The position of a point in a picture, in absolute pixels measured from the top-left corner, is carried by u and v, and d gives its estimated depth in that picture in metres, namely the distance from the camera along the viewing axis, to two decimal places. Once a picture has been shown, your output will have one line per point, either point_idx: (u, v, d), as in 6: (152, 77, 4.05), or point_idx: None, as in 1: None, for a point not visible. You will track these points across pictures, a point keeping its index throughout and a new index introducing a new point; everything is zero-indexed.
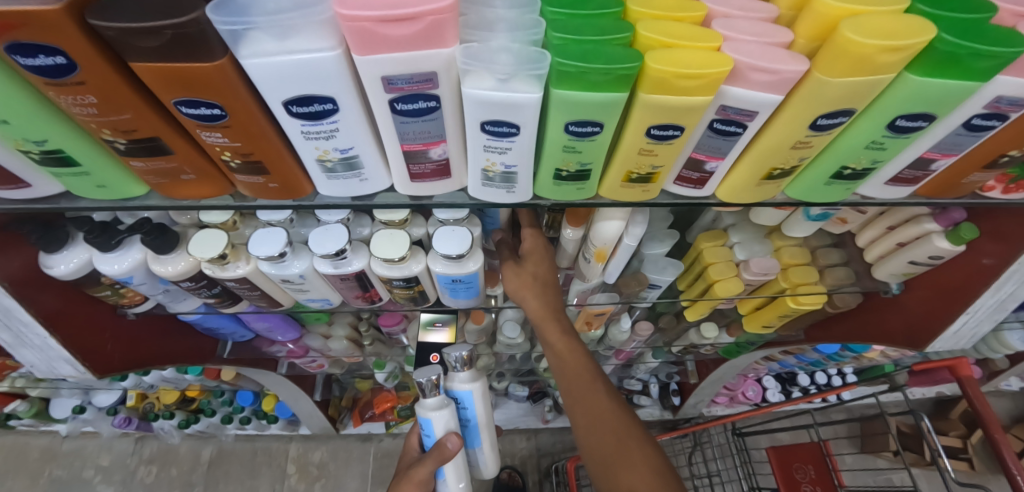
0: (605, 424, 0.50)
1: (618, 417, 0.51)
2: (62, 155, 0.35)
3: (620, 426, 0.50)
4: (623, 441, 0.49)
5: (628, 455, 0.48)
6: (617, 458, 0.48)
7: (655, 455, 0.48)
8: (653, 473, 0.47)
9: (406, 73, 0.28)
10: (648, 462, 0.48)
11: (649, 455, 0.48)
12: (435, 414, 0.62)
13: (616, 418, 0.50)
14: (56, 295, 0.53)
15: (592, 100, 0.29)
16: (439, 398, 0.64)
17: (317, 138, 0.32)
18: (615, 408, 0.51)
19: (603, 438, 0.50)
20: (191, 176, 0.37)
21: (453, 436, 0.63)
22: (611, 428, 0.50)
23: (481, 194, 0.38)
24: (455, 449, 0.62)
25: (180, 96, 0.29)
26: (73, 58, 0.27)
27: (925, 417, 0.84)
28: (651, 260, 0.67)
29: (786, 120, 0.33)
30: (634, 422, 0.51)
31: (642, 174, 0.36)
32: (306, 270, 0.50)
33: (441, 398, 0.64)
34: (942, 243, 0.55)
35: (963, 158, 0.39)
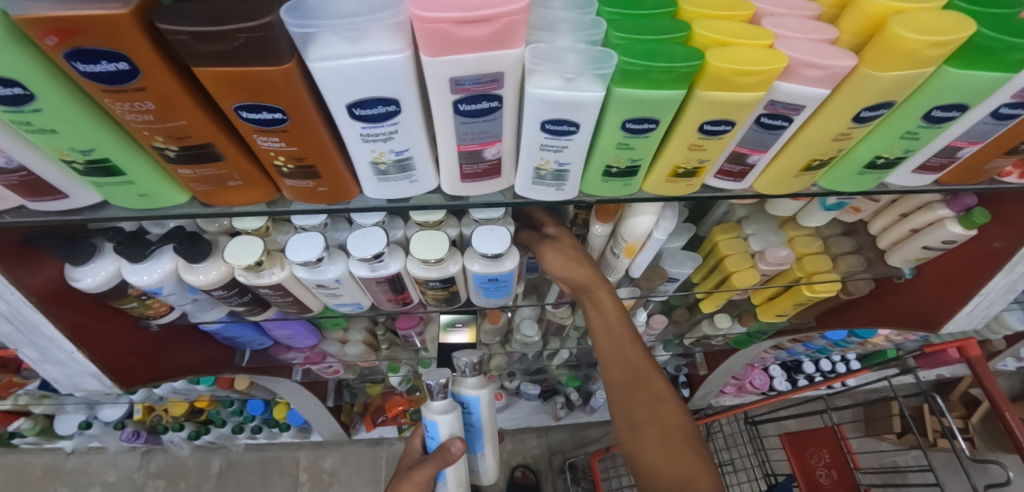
0: (638, 394, 0.52)
1: (652, 387, 0.52)
2: (107, 164, 0.34)
3: (653, 397, 0.52)
4: (655, 410, 0.51)
5: (658, 423, 0.50)
6: (647, 424, 0.51)
7: (683, 424, 0.51)
8: (681, 441, 0.50)
9: (474, 74, 0.28)
10: (678, 431, 0.50)
11: (678, 424, 0.50)
12: (442, 417, 0.63)
13: (650, 389, 0.52)
14: (82, 308, 0.53)
15: (652, 97, 0.30)
16: (446, 402, 0.64)
17: (375, 140, 0.32)
18: (650, 379, 0.53)
19: (634, 404, 0.52)
20: (238, 183, 0.37)
21: (457, 441, 0.64)
22: (644, 397, 0.52)
23: (529, 192, 0.38)
24: (458, 454, 0.63)
25: (242, 101, 0.29)
26: (136, 64, 0.27)
27: (937, 399, 0.87)
28: (670, 254, 0.69)
29: (831, 113, 0.34)
30: (669, 392, 0.52)
31: (688, 168, 0.37)
32: (342, 274, 0.49)
33: (448, 401, 0.64)
34: (955, 228, 0.57)
35: (986, 146, 0.41)
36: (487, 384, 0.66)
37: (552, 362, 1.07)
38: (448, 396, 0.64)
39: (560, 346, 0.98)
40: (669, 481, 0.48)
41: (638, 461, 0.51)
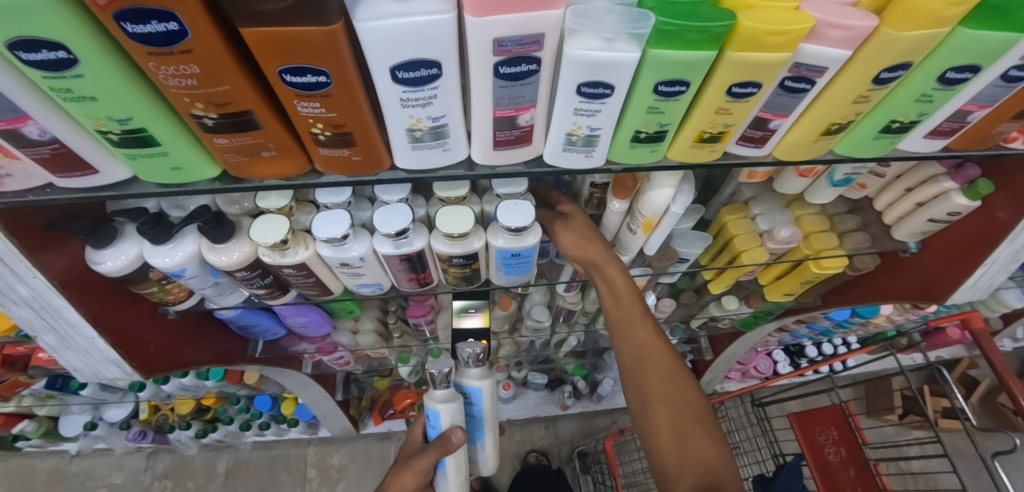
0: (651, 372, 0.53)
1: (665, 365, 0.54)
2: (143, 134, 0.35)
3: (666, 374, 0.53)
4: (668, 388, 0.52)
5: (669, 401, 0.52)
6: (659, 402, 0.52)
7: (696, 403, 0.52)
8: (692, 419, 0.50)
9: (517, 35, 0.29)
10: (690, 409, 0.51)
11: (690, 402, 0.51)
12: (443, 406, 0.63)
13: (663, 367, 0.53)
14: (102, 294, 0.52)
15: (684, 58, 0.31)
16: (448, 391, 0.65)
17: (414, 105, 0.33)
18: (661, 355, 0.54)
19: (647, 382, 0.53)
20: (273, 153, 0.38)
21: (458, 430, 0.64)
22: (656, 374, 0.53)
23: (558, 160, 0.40)
24: (459, 442, 0.64)
25: (288, 64, 0.29)
26: (186, 24, 0.27)
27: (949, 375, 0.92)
28: (680, 234, 0.70)
29: (852, 75, 0.35)
30: (681, 370, 0.53)
31: (713, 133, 0.38)
32: (366, 252, 0.50)
33: (450, 391, 0.65)
34: (960, 199, 0.59)
35: (994, 110, 0.43)
36: (489, 376, 0.66)
37: (558, 351, 1.06)
38: (450, 386, 0.65)
39: (568, 333, 0.97)
40: (679, 457, 0.49)
41: (650, 438, 0.52)
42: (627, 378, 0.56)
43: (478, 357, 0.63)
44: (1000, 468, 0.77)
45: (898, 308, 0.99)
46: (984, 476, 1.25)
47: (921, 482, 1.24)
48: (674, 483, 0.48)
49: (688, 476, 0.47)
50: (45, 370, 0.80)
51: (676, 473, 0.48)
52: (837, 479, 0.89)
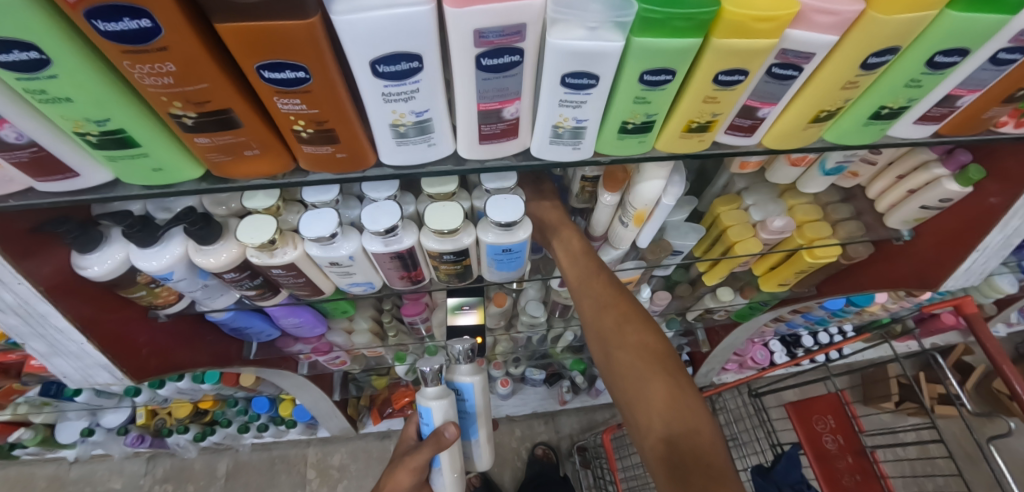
0: (608, 318, 0.55)
1: (621, 311, 0.55)
2: (123, 135, 0.34)
3: (624, 320, 0.54)
4: (627, 334, 0.53)
5: (631, 346, 0.52)
6: (620, 349, 0.53)
7: (656, 346, 0.52)
8: (654, 362, 0.50)
9: (498, 25, 0.28)
10: (652, 352, 0.51)
11: (651, 346, 0.52)
12: (436, 403, 0.63)
13: (618, 314, 0.55)
14: (90, 299, 0.52)
15: (670, 46, 0.30)
16: (440, 388, 0.65)
17: (396, 100, 0.33)
18: (617, 308, 0.56)
19: (607, 331, 0.54)
20: (256, 152, 0.37)
21: (451, 426, 0.63)
22: (613, 320, 0.54)
23: (546, 153, 0.39)
24: (451, 438, 0.63)
25: (265, 60, 0.29)
26: (159, 21, 0.26)
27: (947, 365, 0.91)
28: (673, 227, 0.69)
29: (840, 60, 0.35)
30: (637, 312, 0.55)
31: (701, 122, 0.38)
32: (355, 251, 0.49)
33: (442, 388, 0.64)
34: (951, 185, 0.59)
35: (984, 94, 0.43)
36: (479, 371, 0.67)
37: (555, 346, 1.05)
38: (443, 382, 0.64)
39: (563, 327, 0.97)
40: (644, 401, 0.48)
41: (617, 387, 0.52)
42: (591, 333, 0.56)
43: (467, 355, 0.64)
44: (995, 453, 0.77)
45: (892, 296, 0.99)
46: (980, 463, 1.27)
47: (918, 469, 1.25)
48: (645, 431, 0.48)
49: (656, 421, 0.47)
50: (37, 378, 0.79)
51: (645, 420, 0.48)
52: (836, 466, 0.90)
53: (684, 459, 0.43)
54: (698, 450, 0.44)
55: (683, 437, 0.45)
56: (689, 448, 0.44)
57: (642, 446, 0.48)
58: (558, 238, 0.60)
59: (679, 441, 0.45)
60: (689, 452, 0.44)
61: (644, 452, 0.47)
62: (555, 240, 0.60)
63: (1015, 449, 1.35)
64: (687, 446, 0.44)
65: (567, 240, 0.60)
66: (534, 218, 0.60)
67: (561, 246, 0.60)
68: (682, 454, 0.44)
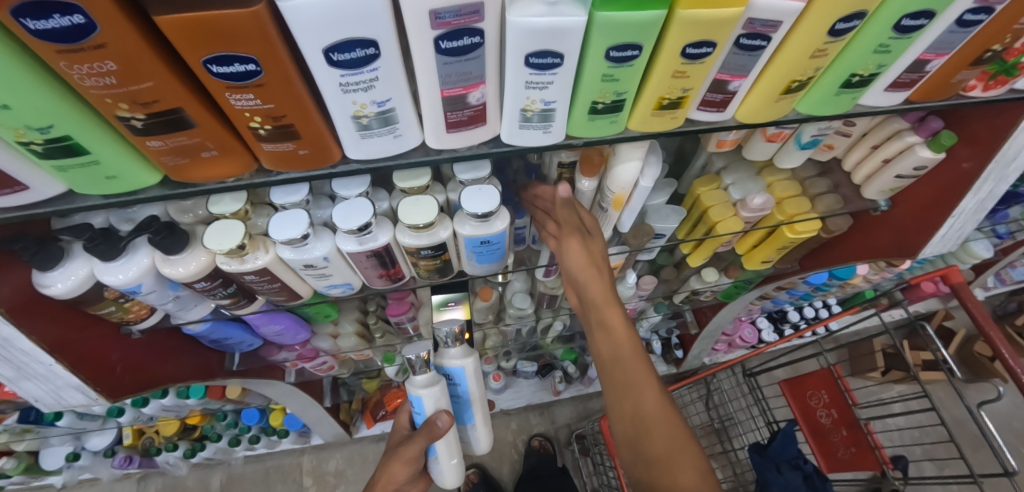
0: (600, 338, 0.53)
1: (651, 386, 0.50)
2: (69, 142, 0.32)
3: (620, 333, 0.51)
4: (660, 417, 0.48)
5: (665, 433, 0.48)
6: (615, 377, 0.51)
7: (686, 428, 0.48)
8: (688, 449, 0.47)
9: (453, 5, 0.27)
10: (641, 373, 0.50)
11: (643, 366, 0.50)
12: (424, 391, 0.61)
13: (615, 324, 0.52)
14: (56, 319, 0.49)
15: (634, 19, 0.30)
16: (430, 375, 0.63)
17: (355, 90, 0.31)
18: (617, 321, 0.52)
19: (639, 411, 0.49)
20: (213, 153, 0.36)
21: (443, 414, 0.62)
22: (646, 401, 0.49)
23: (517, 138, 0.38)
24: (444, 427, 0.61)
25: (211, 53, 0.27)
26: (93, 16, 0.25)
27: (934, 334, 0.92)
28: (655, 210, 0.69)
29: (808, 28, 0.34)
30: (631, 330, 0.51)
31: (672, 98, 0.37)
32: (330, 251, 0.48)
33: (431, 375, 0.62)
34: (924, 152, 0.61)
35: (952, 58, 0.43)
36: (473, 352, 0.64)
37: (546, 337, 1.05)
38: (431, 370, 0.63)
39: (552, 318, 0.96)
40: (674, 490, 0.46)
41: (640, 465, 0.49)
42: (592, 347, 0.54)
43: (458, 333, 0.62)
44: (986, 418, 0.77)
45: (874, 267, 1.01)
46: (963, 425, 1.30)
47: (907, 436, 1.28)
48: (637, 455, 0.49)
49: None
50: (14, 404, 0.76)
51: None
52: (831, 440, 0.92)
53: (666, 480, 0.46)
54: None
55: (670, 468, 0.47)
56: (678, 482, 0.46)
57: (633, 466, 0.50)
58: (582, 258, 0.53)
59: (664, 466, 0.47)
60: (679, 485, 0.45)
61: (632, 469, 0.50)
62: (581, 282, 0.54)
63: (998, 408, 1.39)
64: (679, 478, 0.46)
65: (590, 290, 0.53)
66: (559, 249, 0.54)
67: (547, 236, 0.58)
68: None
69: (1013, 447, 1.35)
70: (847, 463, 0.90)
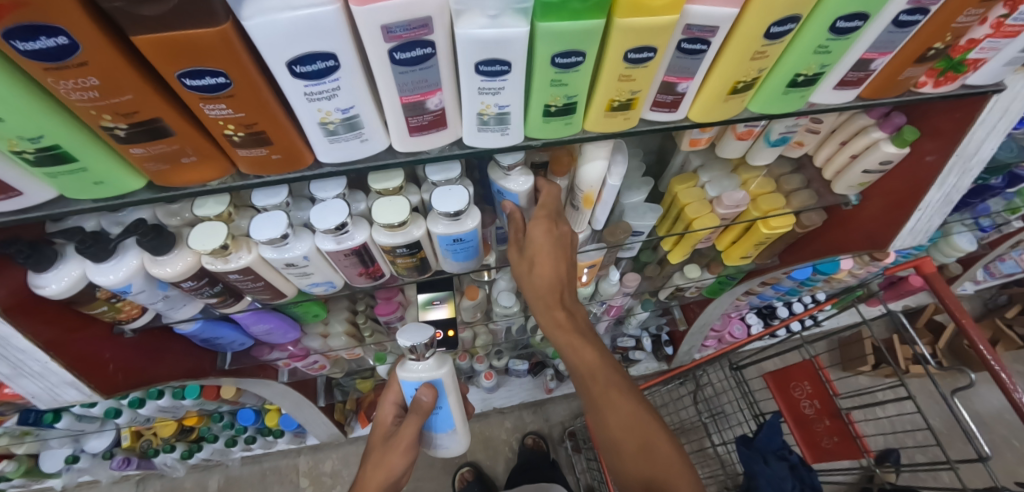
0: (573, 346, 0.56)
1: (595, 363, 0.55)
2: (58, 152, 0.34)
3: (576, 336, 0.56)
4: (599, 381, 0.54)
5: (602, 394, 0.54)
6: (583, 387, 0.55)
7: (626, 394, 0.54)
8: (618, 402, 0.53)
9: (403, 20, 0.30)
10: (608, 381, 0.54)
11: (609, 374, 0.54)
12: (438, 373, 0.62)
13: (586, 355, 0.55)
14: (50, 318, 0.51)
15: (574, 28, 0.32)
16: (433, 360, 0.63)
17: (319, 98, 0.34)
18: (600, 348, 0.56)
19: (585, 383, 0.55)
20: (192, 159, 0.38)
21: (430, 392, 0.61)
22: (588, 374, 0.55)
23: (477, 140, 0.41)
24: (429, 402, 0.61)
25: (183, 68, 0.30)
26: (76, 38, 0.27)
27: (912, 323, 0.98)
28: (632, 208, 0.71)
29: (745, 33, 0.37)
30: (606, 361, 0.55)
31: (623, 100, 0.39)
32: (309, 251, 0.50)
33: (434, 360, 0.63)
34: (889, 147, 0.63)
35: (897, 56, 0.45)
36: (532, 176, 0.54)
37: (535, 335, 1.06)
38: (436, 353, 0.62)
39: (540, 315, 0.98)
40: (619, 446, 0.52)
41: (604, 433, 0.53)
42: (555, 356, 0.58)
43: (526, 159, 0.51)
44: (960, 404, 0.78)
45: (860, 261, 1.02)
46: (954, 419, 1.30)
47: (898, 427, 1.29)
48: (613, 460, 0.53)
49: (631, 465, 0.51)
50: (13, 406, 0.78)
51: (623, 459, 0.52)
52: (814, 430, 0.94)
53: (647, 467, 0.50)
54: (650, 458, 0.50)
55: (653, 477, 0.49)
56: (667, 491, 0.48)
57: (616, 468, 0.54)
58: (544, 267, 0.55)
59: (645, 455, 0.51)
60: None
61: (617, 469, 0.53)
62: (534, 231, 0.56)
63: (990, 400, 1.40)
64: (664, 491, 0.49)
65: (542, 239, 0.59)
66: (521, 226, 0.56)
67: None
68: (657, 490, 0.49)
69: (1004, 439, 1.35)
70: (831, 453, 0.91)
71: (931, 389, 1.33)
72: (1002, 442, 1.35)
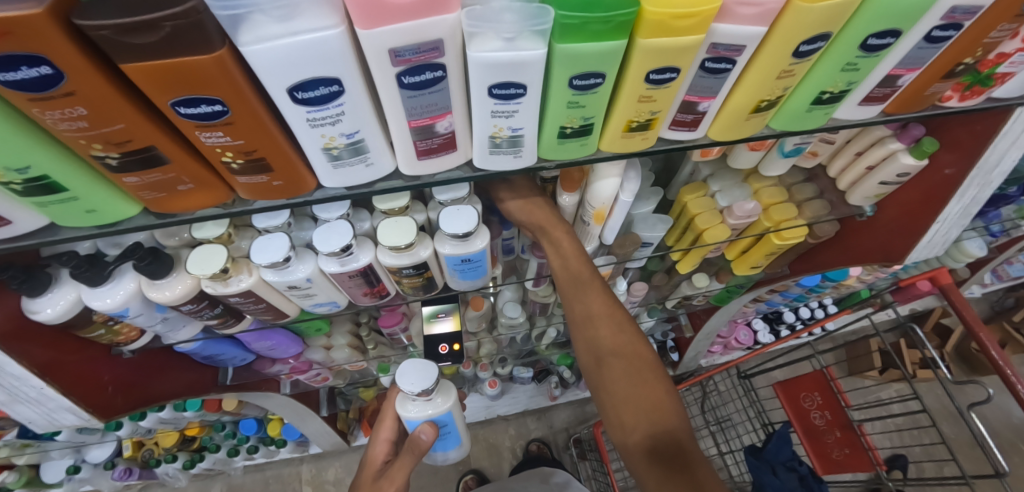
0: (601, 330, 0.54)
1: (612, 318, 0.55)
2: (47, 182, 0.32)
3: (609, 319, 0.54)
4: (615, 338, 0.53)
5: (618, 350, 0.52)
6: (611, 356, 0.52)
7: (642, 350, 0.52)
8: (635, 359, 0.52)
9: (412, 43, 0.28)
10: (642, 360, 0.52)
11: (641, 355, 0.52)
12: (445, 405, 0.66)
13: (620, 335, 0.53)
14: (46, 343, 0.50)
15: (594, 50, 0.30)
16: (439, 392, 0.67)
17: (323, 124, 0.32)
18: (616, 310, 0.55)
19: (597, 335, 0.54)
20: (189, 186, 0.36)
21: (426, 427, 0.65)
22: (605, 328, 0.54)
23: (488, 163, 0.39)
24: (429, 440, 0.65)
25: (177, 96, 0.28)
26: (61, 67, 0.25)
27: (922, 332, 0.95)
28: (641, 219, 0.69)
29: (772, 51, 0.35)
30: (642, 344, 0.53)
31: (641, 121, 0.38)
32: (312, 272, 0.48)
33: (441, 393, 0.67)
34: (907, 159, 0.61)
35: (925, 71, 0.43)
36: None
37: (541, 344, 1.04)
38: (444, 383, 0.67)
39: (546, 324, 0.96)
40: (630, 401, 0.49)
41: (606, 391, 0.51)
42: (577, 333, 0.56)
43: None
44: (976, 418, 0.76)
45: (867, 268, 0.99)
46: (962, 425, 1.30)
47: (905, 436, 1.28)
48: (626, 441, 0.48)
49: (641, 422, 0.48)
50: (12, 422, 0.77)
51: (629, 415, 0.49)
52: (825, 441, 0.93)
53: (666, 446, 0.45)
54: (657, 417, 0.48)
55: (678, 463, 0.44)
56: (691, 478, 0.43)
57: (625, 455, 0.49)
58: (538, 216, 0.55)
59: (662, 433, 0.46)
60: (687, 483, 0.43)
61: (625, 452, 0.49)
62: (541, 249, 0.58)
63: (997, 405, 1.39)
64: (686, 477, 0.43)
65: (560, 242, 0.56)
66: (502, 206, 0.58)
67: (556, 246, 0.56)
68: (665, 447, 0.46)
69: (1011, 444, 1.35)
70: (840, 464, 0.90)
71: (939, 393, 1.32)
72: (1010, 447, 1.34)
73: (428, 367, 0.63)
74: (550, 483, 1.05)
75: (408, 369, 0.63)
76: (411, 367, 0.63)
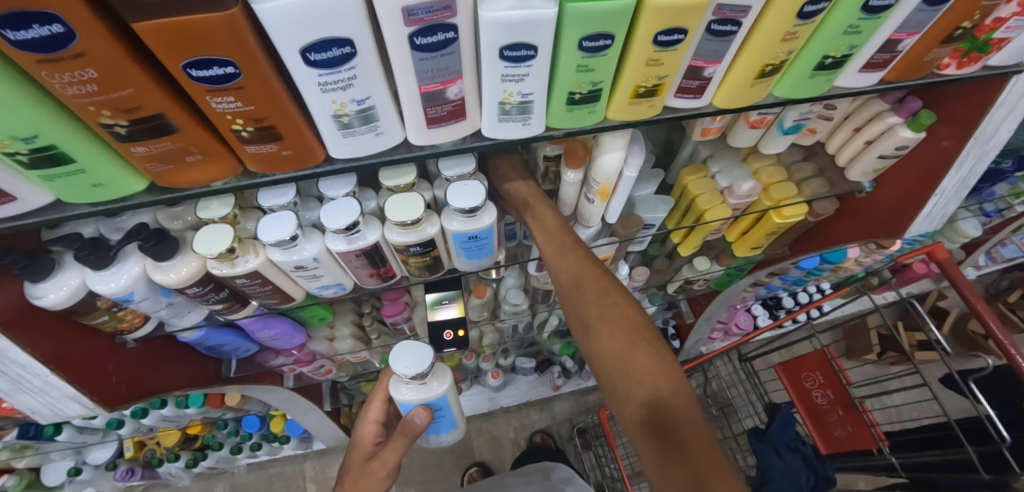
0: (587, 297, 0.54)
1: (599, 284, 0.55)
2: (55, 152, 0.32)
3: (602, 294, 0.54)
4: (606, 306, 0.53)
5: (610, 318, 0.52)
6: (600, 323, 0.52)
7: (634, 316, 0.52)
8: (626, 326, 0.52)
9: (425, 1, 0.28)
10: (634, 326, 0.52)
11: (632, 320, 0.52)
12: (440, 388, 0.66)
13: (610, 303, 0.53)
14: (49, 331, 0.49)
15: (603, 9, 0.30)
16: (435, 375, 0.67)
17: (334, 89, 0.32)
18: (608, 278, 0.55)
19: (585, 304, 0.54)
20: (198, 157, 0.36)
21: (420, 411, 0.65)
22: (592, 295, 0.54)
23: (497, 131, 0.39)
24: (422, 424, 0.64)
25: (189, 58, 0.28)
26: (71, 25, 0.25)
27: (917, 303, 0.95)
28: (643, 200, 0.69)
29: (778, 11, 0.35)
30: (634, 309, 0.53)
31: (649, 86, 0.38)
32: (319, 252, 0.48)
33: (436, 376, 0.67)
34: (905, 132, 0.61)
35: (924, 36, 0.44)
36: None
37: (542, 332, 1.04)
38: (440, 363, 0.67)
39: (548, 312, 0.96)
40: (624, 369, 0.49)
41: (598, 361, 0.52)
42: (566, 302, 0.57)
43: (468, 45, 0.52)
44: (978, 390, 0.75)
45: (864, 250, 1.00)
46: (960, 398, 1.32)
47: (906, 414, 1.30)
48: (624, 410, 0.49)
49: (635, 389, 0.48)
50: (12, 420, 0.75)
51: (623, 384, 0.49)
52: (828, 421, 0.94)
53: (662, 421, 0.45)
54: (651, 385, 0.48)
55: (672, 430, 0.44)
56: (684, 443, 0.43)
57: (623, 423, 0.49)
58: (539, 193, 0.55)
59: (659, 408, 0.46)
60: (684, 454, 0.43)
61: (626, 427, 0.49)
62: (545, 228, 0.58)
63: None
64: (680, 442, 0.44)
65: (542, 216, 0.58)
66: (506, 190, 0.59)
67: (549, 219, 0.57)
68: (660, 414, 0.46)
69: None
70: (844, 443, 0.91)
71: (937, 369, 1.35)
72: None
73: (423, 350, 0.63)
74: (550, 479, 1.04)
75: (404, 352, 0.63)
76: (408, 350, 0.63)
